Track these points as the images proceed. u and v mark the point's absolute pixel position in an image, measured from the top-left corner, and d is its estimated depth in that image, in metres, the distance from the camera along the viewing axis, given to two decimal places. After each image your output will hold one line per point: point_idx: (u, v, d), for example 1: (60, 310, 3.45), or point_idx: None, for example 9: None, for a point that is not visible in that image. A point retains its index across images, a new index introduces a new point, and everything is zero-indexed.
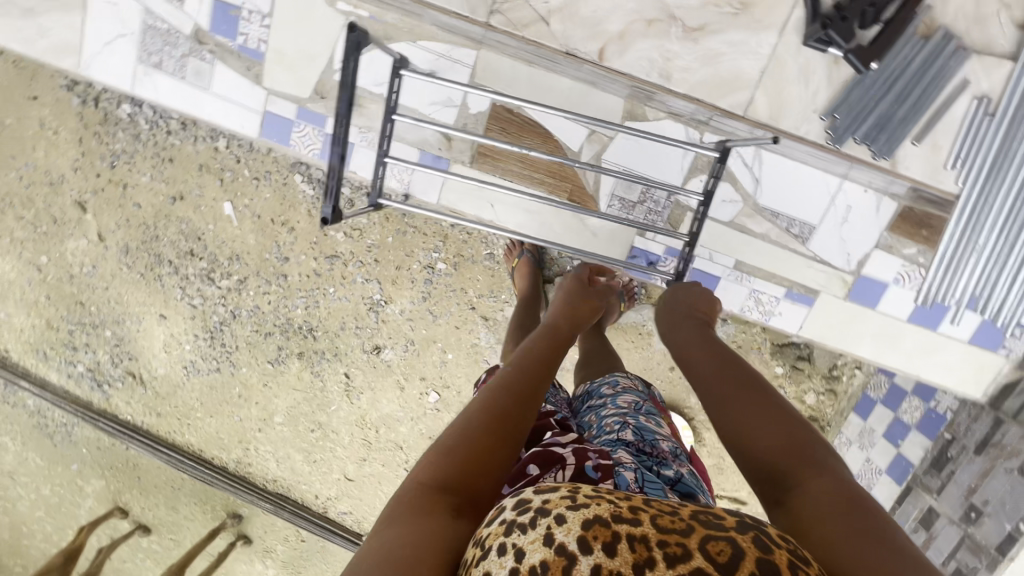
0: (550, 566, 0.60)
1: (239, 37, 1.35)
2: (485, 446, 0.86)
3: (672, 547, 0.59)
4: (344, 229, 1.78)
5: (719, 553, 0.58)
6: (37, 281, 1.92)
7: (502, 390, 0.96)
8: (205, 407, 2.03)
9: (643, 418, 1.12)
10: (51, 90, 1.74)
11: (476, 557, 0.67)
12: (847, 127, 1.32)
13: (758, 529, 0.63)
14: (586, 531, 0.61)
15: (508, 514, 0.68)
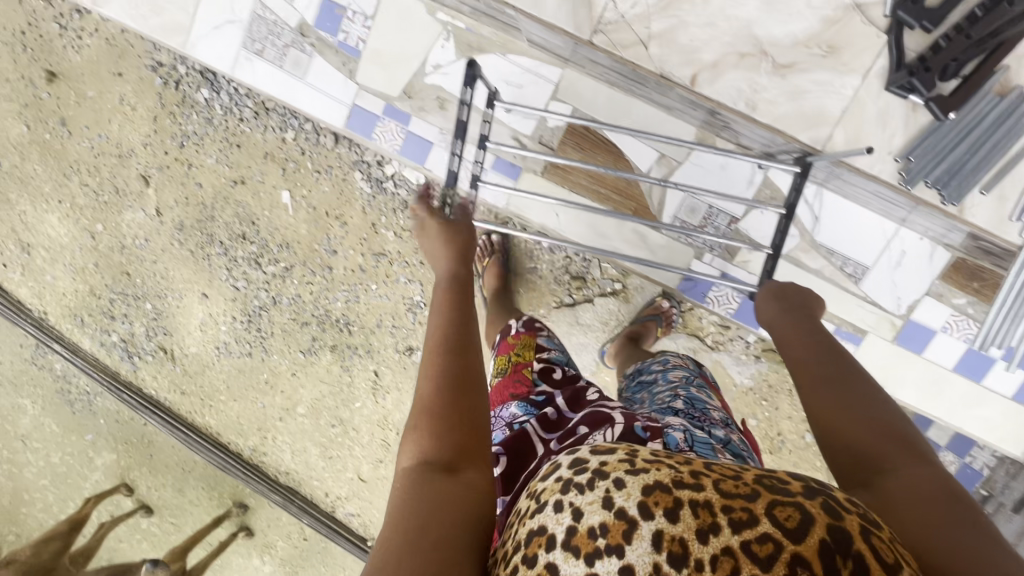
0: (610, 530, 0.54)
1: (340, 31, 1.48)
2: (448, 397, 0.81)
3: (737, 513, 0.52)
4: (395, 228, 1.82)
5: (788, 519, 0.51)
6: (88, 248, 1.97)
7: (441, 339, 0.89)
8: (230, 391, 2.04)
9: (695, 390, 1.18)
10: (136, 69, 1.82)
11: (529, 510, 0.62)
12: (921, 169, 1.17)
13: (827, 493, 0.55)
14: (646, 497, 0.55)
15: (564, 473, 0.62)
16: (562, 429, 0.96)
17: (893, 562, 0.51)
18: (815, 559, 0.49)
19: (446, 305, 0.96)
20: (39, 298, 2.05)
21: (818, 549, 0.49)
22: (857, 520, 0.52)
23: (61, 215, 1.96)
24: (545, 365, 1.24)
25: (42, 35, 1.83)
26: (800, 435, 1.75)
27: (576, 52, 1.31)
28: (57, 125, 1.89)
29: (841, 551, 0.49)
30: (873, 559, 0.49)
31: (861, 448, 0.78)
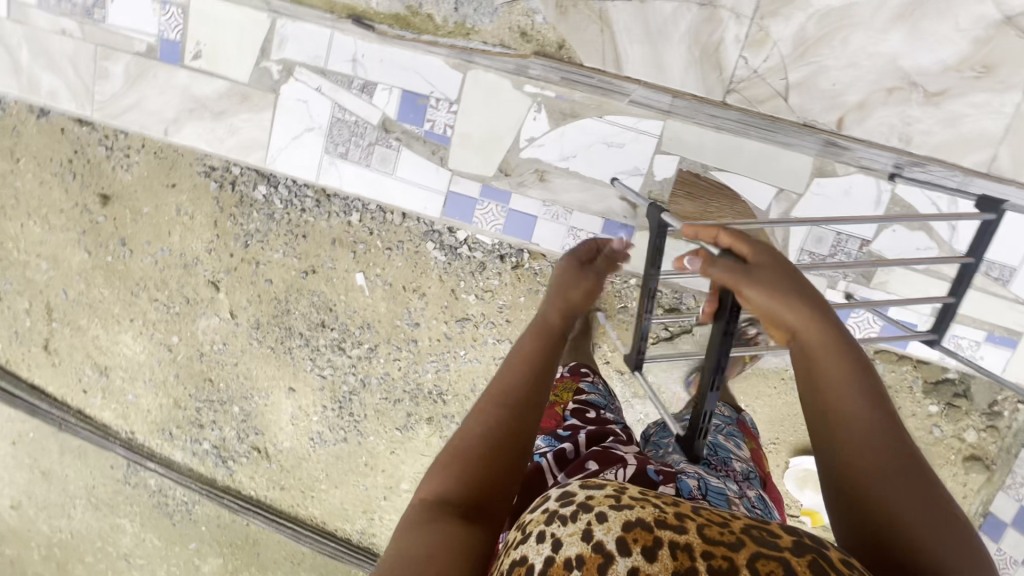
0: (586, 562, 0.64)
1: (427, 124, 1.36)
2: (495, 455, 0.87)
3: (716, 560, 0.62)
4: (475, 291, 1.78)
5: (767, 573, 0.60)
6: (167, 361, 1.95)
7: (511, 389, 0.95)
8: (330, 478, 2.00)
9: (723, 437, 1.23)
10: (189, 177, 1.79)
11: (515, 541, 0.73)
12: None
13: (815, 551, 0.64)
14: (626, 533, 0.65)
15: (552, 506, 0.73)
16: (575, 463, 1.01)
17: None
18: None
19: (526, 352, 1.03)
20: (124, 419, 2.03)
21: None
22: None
23: (135, 333, 1.93)
24: (578, 405, 1.22)
25: (88, 160, 1.80)
26: (927, 432, 1.69)
27: (677, 103, 1.26)
28: (118, 246, 1.86)
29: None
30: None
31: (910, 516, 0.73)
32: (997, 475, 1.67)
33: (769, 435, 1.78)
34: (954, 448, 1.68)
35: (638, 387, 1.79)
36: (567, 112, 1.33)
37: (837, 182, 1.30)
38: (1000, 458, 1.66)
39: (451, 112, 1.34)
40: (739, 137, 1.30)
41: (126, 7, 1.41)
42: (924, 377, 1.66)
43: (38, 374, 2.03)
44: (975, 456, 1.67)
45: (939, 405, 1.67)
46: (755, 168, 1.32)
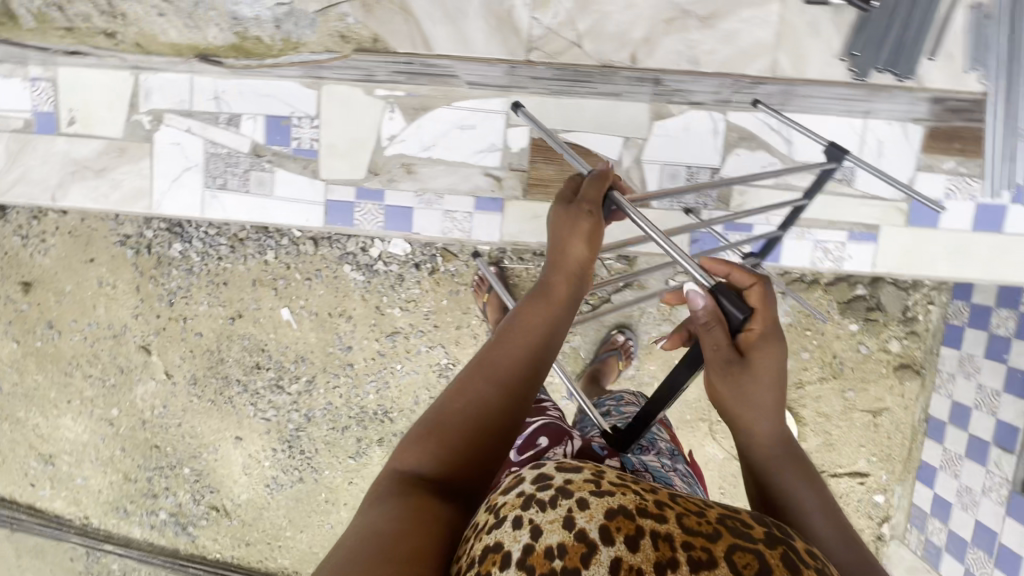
0: (568, 551, 0.64)
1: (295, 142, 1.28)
2: (480, 440, 0.84)
3: (694, 552, 0.63)
4: (399, 304, 1.83)
5: (744, 565, 0.62)
6: (110, 436, 1.94)
7: (501, 372, 0.87)
8: (294, 523, 1.97)
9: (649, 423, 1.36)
10: (105, 249, 1.84)
11: (488, 524, 0.70)
12: (869, 59, 1.16)
13: (785, 542, 0.67)
14: (608, 521, 0.66)
15: (526, 488, 0.71)
16: (524, 441, 1.09)
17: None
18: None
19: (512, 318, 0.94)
20: (76, 505, 2.00)
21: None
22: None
23: (75, 414, 1.93)
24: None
25: (5, 252, 1.85)
26: (855, 351, 1.73)
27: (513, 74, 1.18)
28: (45, 330, 1.89)
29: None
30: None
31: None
32: (928, 378, 1.71)
33: (709, 388, 1.82)
34: (883, 362, 1.72)
35: (574, 365, 1.83)
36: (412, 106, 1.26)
37: (675, 120, 1.25)
38: (927, 360, 1.70)
39: (314, 127, 1.28)
40: (575, 96, 1.23)
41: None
42: (837, 299, 1.71)
43: None
44: (904, 365, 1.71)
45: (857, 323, 1.72)
46: (600, 122, 1.25)
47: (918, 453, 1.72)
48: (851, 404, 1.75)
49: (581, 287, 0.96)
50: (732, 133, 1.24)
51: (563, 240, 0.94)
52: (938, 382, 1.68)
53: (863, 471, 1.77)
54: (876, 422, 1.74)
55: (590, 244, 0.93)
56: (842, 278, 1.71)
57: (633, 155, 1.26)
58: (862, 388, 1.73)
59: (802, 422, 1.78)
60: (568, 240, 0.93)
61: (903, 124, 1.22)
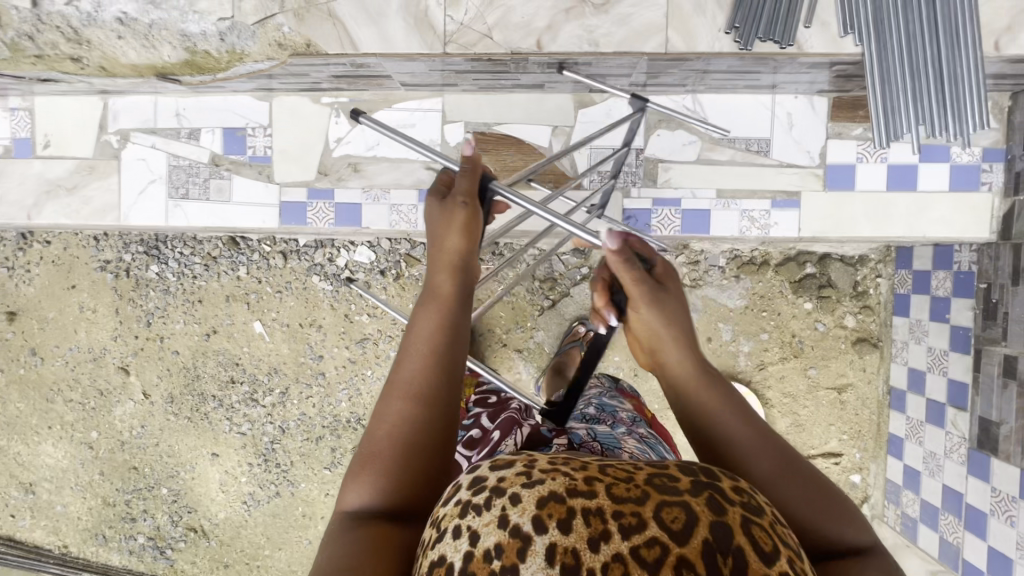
0: (505, 549, 0.49)
1: (249, 151, 1.39)
2: (414, 449, 0.76)
3: (626, 518, 0.48)
4: (367, 310, 1.88)
5: (675, 522, 0.48)
6: (90, 459, 1.97)
7: (412, 382, 0.79)
8: (272, 541, 1.96)
9: (608, 398, 1.29)
10: (87, 275, 1.92)
11: (430, 539, 0.55)
12: (751, 27, 1.07)
13: (713, 486, 0.52)
14: (540, 511, 0.50)
15: (463, 494, 0.55)
16: (482, 441, 1.04)
17: (769, 552, 0.49)
18: (698, 560, 0.46)
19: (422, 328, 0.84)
20: (56, 533, 2.01)
21: (701, 548, 0.47)
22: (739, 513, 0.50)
23: (56, 439, 1.97)
24: (480, 394, 1.24)
25: None
26: (812, 329, 1.75)
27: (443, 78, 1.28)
28: (29, 356, 1.95)
29: (720, 549, 0.47)
30: (750, 552, 0.47)
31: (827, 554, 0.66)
32: (886, 350, 1.72)
33: None
34: (841, 337, 1.74)
35: (540, 360, 1.86)
36: (358, 110, 1.36)
37: (598, 108, 1.34)
38: (883, 333, 1.73)
39: (267, 135, 1.38)
40: (503, 92, 1.33)
41: None
42: (788, 279, 1.74)
43: None
44: (861, 338, 1.74)
45: (812, 301, 1.74)
46: (530, 114, 1.35)
47: (886, 427, 1.73)
48: (814, 382, 1.76)
49: (472, 272, 0.88)
50: (653, 116, 1.33)
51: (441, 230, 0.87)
52: (895, 352, 1.69)
53: (836, 449, 1.77)
54: (842, 398, 1.75)
55: (466, 237, 0.85)
56: (791, 257, 1.74)
57: (562, 142, 1.36)
58: (824, 365, 1.75)
59: (768, 404, 1.78)
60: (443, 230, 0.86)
61: (811, 97, 1.31)
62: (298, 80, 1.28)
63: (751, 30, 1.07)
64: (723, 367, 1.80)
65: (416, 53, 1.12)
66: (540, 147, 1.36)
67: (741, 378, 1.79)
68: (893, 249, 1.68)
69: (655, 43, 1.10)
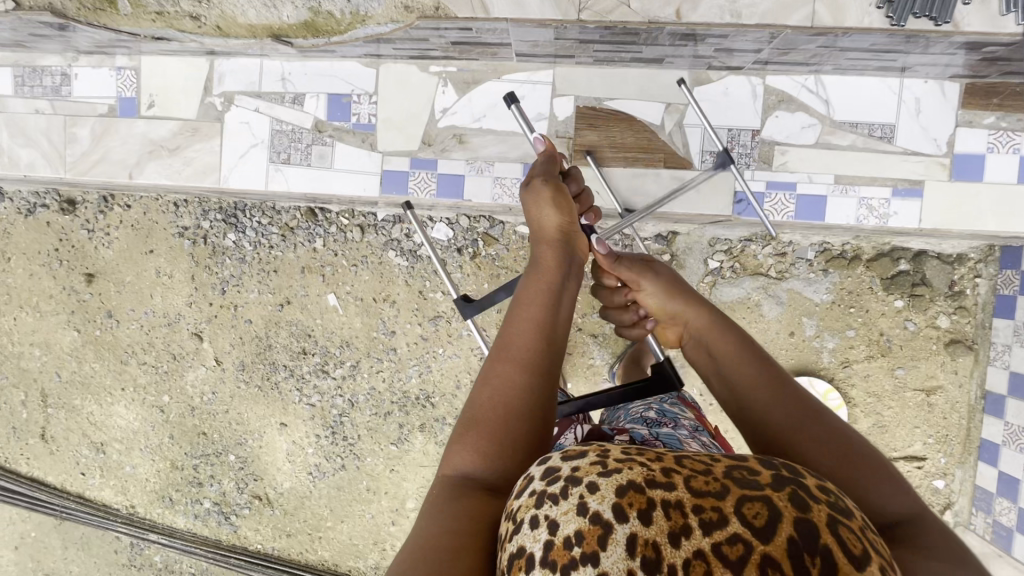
0: (585, 537, 0.51)
1: (354, 118, 1.41)
2: (513, 416, 0.77)
3: (706, 513, 0.49)
4: (442, 288, 1.83)
5: (756, 518, 0.48)
6: (160, 423, 2.00)
7: (517, 349, 0.83)
8: (335, 514, 1.98)
9: (670, 400, 1.08)
10: (164, 241, 1.90)
11: (509, 532, 0.58)
12: (905, 3, 1.10)
13: (795, 482, 0.52)
14: (619, 499, 0.51)
15: (537, 485, 0.57)
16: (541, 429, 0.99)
17: (861, 556, 0.47)
18: (784, 559, 0.45)
19: (524, 298, 0.90)
20: (124, 493, 2.06)
21: (786, 547, 0.46)
22: (824, 512, 0.49)
23: (128, 402, 2.00)
24: None
25: (73, 244, 1.94)
26: (902, 328, 1.68)
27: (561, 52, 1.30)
28: (104, 318, 1.96)
29: (807, 549, 0.46)
30: (839, 553, 0.46)
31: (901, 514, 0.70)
32: (981, 353, 1.67)
33: None
34: (932, 337, 1.67)
35: (615, 347, 1.80)
36: (468, 82, 1.39)
37: (714, 86, 1.34)
38: (977, 335, 1.67)
39: (372, 103, 1.41)
40: (618, 66, 1.34)
41: (89, 78, 1.48)
42: (880, 275, 1.66)
43: (37, 466, 2.09)
44: (955, 340, 1.67)
45: (903, 299, 1.67)
46: (642, 90, 1.35)
47: (977, 431, 1.68)
48: (902, 382, 1.69)
49: (574, 243, 1.00)
50: (771, 96, 1.33)
51: (537, 213, 1.01)
52: (994, 356, 1.63)
53: (918, 453, 1.71)
54: (930, 401, 1.69)
55: (559, 209, 0.98)
56: (884, 253, 1.66)
57: (675, 120, 1.36)
58: (913, 365, 1.68)
59: (851, 402, 1.72)
60: (539, 212, 0.98)
61: (941, 82, 1.29)
62: (413, 45, 1.30)
63: (905, 6, 1.10)
64: (804, 361, 1.72)
65: (549, 18, 1.15)
66: (652, 126, 1.36)
67: (823, 375, 1.73)
68: (997, 249, 1.61)
69: (801, 15, 1.13)
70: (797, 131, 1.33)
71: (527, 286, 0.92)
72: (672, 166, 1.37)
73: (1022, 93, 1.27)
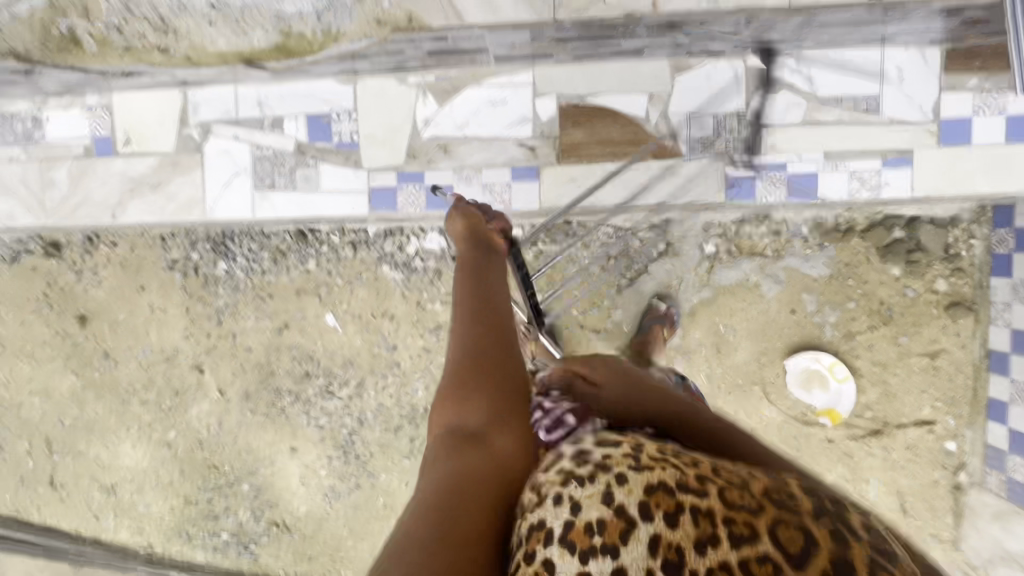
0: (606, 527, 0.59)
1: (335, 137, 1.39)
2: (485, 376, 0.84)
3: (738, 528, 0.56)
4: (440, 298, 1.81)
5: (790, 542, 0.53)
6: (169, 459, 1.98)
7: (485, 322, 0.92)
8: (354, 533, 1.97)
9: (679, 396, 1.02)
10: (155, 276, 1.87)
11: (529, 504, 0.65)
12: None
13: (834, 514, 0.57)
14: (648, 498, 0.59)
15: (568, 466, 0.66)
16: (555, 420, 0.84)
17: None
18: None
19: (477, 286, 0.99)
20: (140, 532, 2.04)
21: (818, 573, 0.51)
22: (861, 550, 0.53)
23: (134, 441, 1.98)
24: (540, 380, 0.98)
25: (61, 288, 1.91)
26: (901, 295, 1.68)
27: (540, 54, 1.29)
28: (102, 359, 1.94)
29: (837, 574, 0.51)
30: None
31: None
32: (982, 313, 1.67)
33: (758, 348, 1.75)
34: (933, 302, 1.67)
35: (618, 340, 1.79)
36: (448, 90, 1.37)
37: (695, 73, 1.33)
38: (978, 295, 1.66)
39: (353, 120, 1.39)
40: (598, 61, 1.33)
41: (60, 119, 1.44)
42: (875, 245, 1.66)
43: (48, 514, 2.06)
44: (955, 303, 1.67)
45: (900, 266, 1.67)
46: (624, 83, 1.34)
47: (984, 391, 1.69)
48: (906, 349, 1.70)
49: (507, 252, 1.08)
50: (754, 78, 1.32)
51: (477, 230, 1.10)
52: (994, 314, 1.64)
53: (928, 417, 1.72)
54: (936, 364, 1.70)
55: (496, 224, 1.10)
56: (878, 222, 1.66)
57: (659, 111, 1.35)
58: (915, 332, 1.69)
59: (858, 373, 1.73)
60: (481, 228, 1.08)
61: (922, 49, 1.29)
62: (387, 58, 1.34)
63: None
64: (808, 338, 1.73)
65: None
66: (638, 119, 1.35)
67: (828, 349, 1.73)
68: (988, 209, 1.62)
69: None
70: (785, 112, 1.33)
71: (463, 273, 1.02)
72: (661, 157, 1.36)
73: (1004, 52, 1.26)
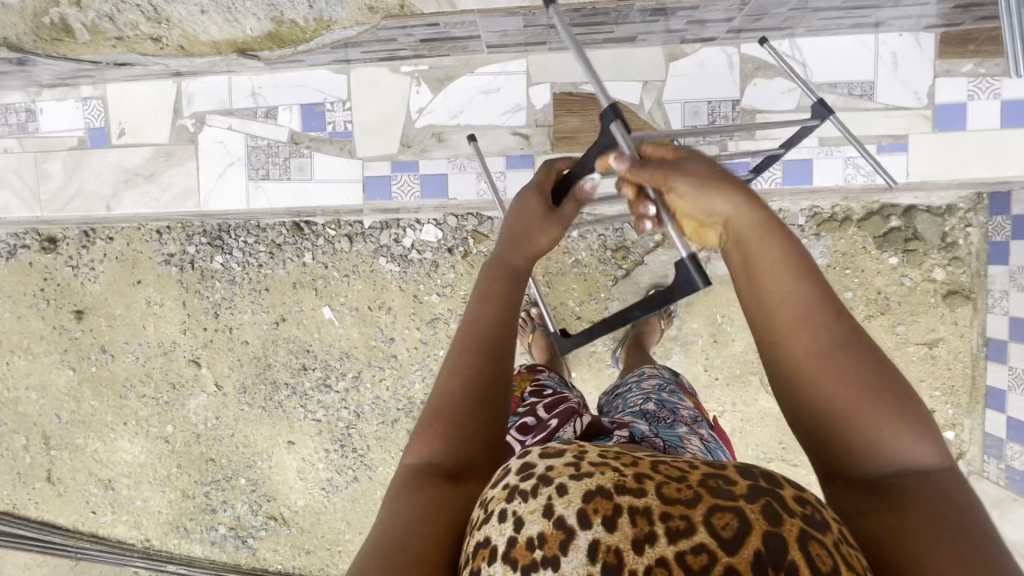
0: (548, 541, 0.46)
1: (329, 127, 1.39)
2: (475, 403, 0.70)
3: (673, 522, 0.44)
4: (436, 289, 1.81)
5: (725, 528, 0.43)
6: (166, 453, 1.98)
7: (480, 335, 0.75)
8: (352, 526, 1.97)
9: (667, 393, 1.06)
10: (151, 270, 1.88)
11: (477, 521, 0.53)
12: None
13: (772, 493, 0.47)
14: (585, 504, 0.46)
15: (511, 478, 0.52)
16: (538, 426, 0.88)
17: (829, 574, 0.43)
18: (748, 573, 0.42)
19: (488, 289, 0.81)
20: (137, 527, 2.04)
21: (752, 561, 0.42)
22: (795, 527, 0.45)
23: (131, 435, 1.98)
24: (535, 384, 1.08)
25: (58, 283, 1.91)
26: (899, 284, 1.67)
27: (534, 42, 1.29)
28: (99, 354, 1.94)
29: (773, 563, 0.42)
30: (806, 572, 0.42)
31: (821, 413, 0.60)
32: (980, 301, 1.66)
33: None
34: (930, 291, 1.67)
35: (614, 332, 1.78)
36: (442, 79, 1.37)
37: (689, 60, 1.34)
38: (975, 284, 1.66)
39: (347, 110, 1.39)
40: (593, 48, 1.33)
41: (55, 112, 1.45)
42: (872, 234, 1.66)
43: (46, 509, 2.06)
44: (953, 291, 1.66)
45: (897, 255, 1.66)
46: (617, 70, 1.35)
47: (981, 379, 1.68)
48: (903, 338, 1.69)
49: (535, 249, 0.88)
50: (747, 64, 1.33)
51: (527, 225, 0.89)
52: (992, 302, 1.63)
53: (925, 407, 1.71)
54: (933, 353, 1.69)
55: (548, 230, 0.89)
56: (875, 211, 1.65)
57: (653, 98, 1.35)
58: (912, 321, 1.68)
59: None
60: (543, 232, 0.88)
61: (916, 34, 1.30)
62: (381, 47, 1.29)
63: None
64: None
65: (517, 7, 1.13)
66: (632, 106, 1.35)
67: None
68: (985, 196, 1.61)
69: None
70: (780, 97, 1.34)
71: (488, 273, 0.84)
72: None
73: (998, 37, 1.26)
